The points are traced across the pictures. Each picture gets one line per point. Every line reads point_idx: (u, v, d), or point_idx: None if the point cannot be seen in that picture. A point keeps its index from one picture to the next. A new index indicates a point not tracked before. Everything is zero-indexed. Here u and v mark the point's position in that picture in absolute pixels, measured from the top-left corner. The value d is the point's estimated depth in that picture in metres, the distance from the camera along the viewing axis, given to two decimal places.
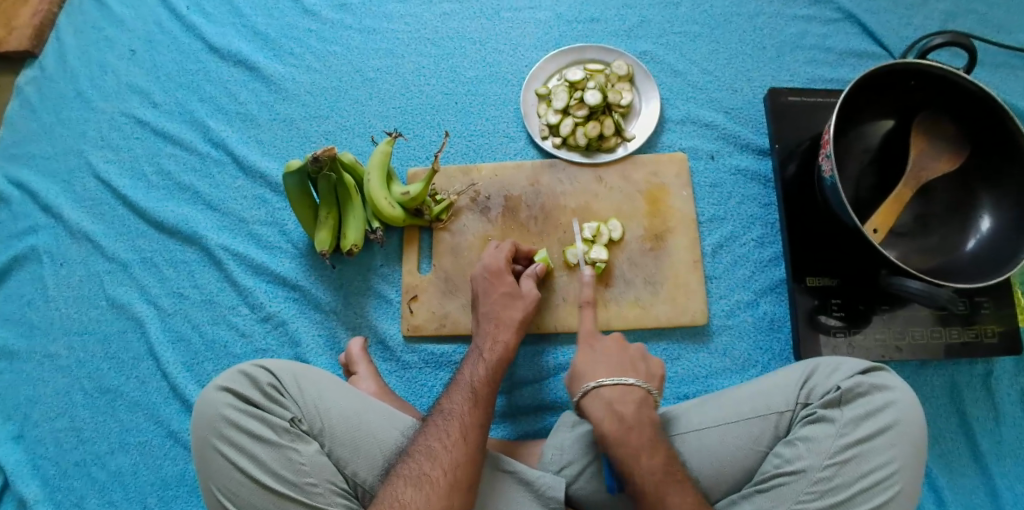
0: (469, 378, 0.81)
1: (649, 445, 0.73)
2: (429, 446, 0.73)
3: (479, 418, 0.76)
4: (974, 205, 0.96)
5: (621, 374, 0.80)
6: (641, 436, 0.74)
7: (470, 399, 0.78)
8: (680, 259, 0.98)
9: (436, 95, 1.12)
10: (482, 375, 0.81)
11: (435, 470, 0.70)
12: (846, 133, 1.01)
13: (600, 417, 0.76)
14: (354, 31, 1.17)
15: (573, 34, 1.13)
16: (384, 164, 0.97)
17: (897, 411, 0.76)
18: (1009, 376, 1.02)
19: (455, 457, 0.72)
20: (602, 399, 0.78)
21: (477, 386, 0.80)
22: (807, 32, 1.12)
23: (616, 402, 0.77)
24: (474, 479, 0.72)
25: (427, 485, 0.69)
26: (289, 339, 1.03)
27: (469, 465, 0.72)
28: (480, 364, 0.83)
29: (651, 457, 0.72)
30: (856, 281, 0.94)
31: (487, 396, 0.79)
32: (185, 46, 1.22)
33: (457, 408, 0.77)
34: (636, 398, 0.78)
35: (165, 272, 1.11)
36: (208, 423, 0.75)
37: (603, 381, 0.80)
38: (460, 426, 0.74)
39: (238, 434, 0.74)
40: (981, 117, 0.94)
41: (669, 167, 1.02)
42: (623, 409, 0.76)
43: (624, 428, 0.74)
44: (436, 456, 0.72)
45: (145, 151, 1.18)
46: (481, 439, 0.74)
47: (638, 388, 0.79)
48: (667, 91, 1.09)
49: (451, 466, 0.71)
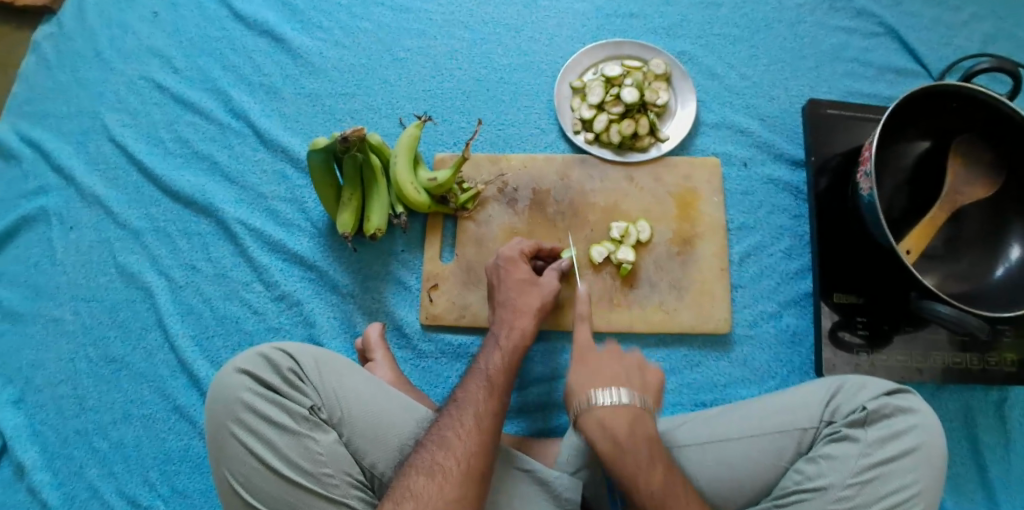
0: (484, 367, 0.78)
1: (647, 464, 0.70)
2: (442, 434, 0.71)
3: (495, 406, 0.73)
4: (1005, 234, 0.96)
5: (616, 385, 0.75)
6: (636, 456, 0.71)
7: (484, 388, 0.75)
8: (706, 266, 0.97)
9: (467, 80, 1.09)
10: (498, 365, 0.78)
11: (447, 459, 0.68)
12: (883, 151, 1.00)
13: (581, 419, 0.74)
14: (386, 8, 1.15)
15: (611, 28, 1.11)
16: (412, 148, 0.95)
17: (921, 434, 0.76)
18: (1023, 404, 1.02)
19: (468, 445, 0.69)
20: (593, 418, 0.73)
21: (494, 373, 0.76)
22: (848, 44, 1.10)
23: (607, 420, 0.73)
24: (488, 465, 0.69)
25: (439, 475, 0.67)
26: (304, 320, 1.01)
27: (487, 448, 0.70)
28: (495, 353, 0.79)
29: (649, 478, 0.70)
30: (882, 301, 0.94)
31: (502, 384, 0.76)
32: (210, 11, 1.19)
33: (472, 396, 0.74)
34: (626, 420, 0.73)
35: (178, 243, 1.08)
36: (226, 406, 0.73)
37: (595, 398, 0.74)
38: (474, 415, 0.72)
39: (256, 419, 0.73)
40: (1019, 145, 0.94)
41: (701, 172, 1.01)
42: (616, 429, 0.72)
43: (620, 447, 0.71)
44: (449, 445, 0.69)
45: (163, 116, 1.15)
46: (496, 431, 0.72)
47: (631, 406, 0.73)
48: (703, 93, 1.07)
49: (464, 456, 0.69)
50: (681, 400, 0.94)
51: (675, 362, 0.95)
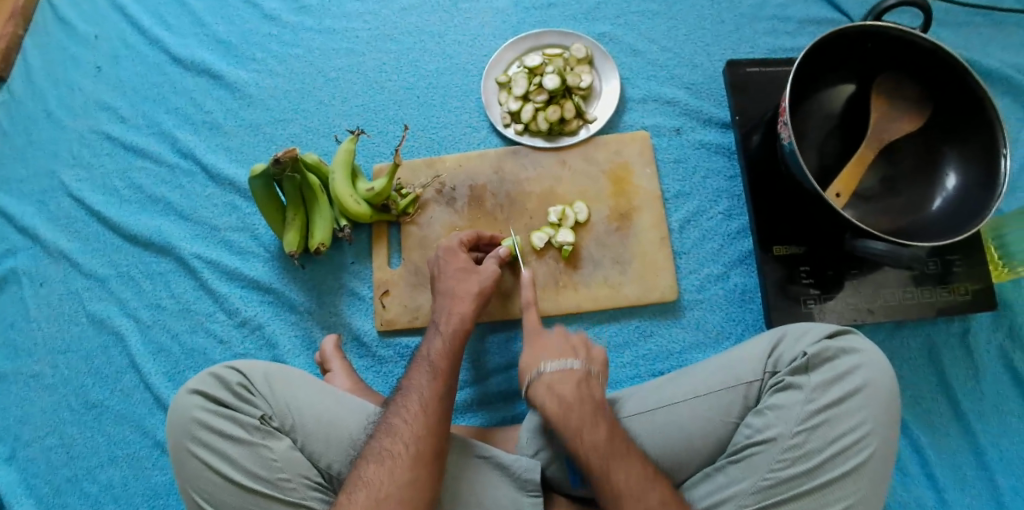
0: (427, 354, 0.80)
1: (590, 421, 0.73)
2: (390, 422, 0.72)
3: (439, 388, 0.75)
4: (939, 163, 0.96)
5: (563, 358, 0.79)
6: (582, 413, 0.74)
7: (429, 373, 0.77)
8: (647, 238, 0.98)
9: (398, 90, 1.12)
10: (441, 350, 0.80)
11: (395, 445, 0.70)
12: (806, 102, 1.00)
13: (544, 405, 0.76)
14: (314, 32, 1.18)
15: (531, 20, 1.13)
16: (348, 162, 0.98)
17: (866, 373, 0.77)
18: (987, 332, 1.02)
19: (416, 429, 0.71)
20: (543, 384, 0.77)
21: (437, 360, 0.78)
22: (765, 3, 1.12)
23: (557, 385, 0.77)
24: (441, 442, 0.72)
25: (389, 460, 0.69)
26: (266, 342, 1.04)
27: (439, 426, 0.72)
28: (438, 338, 0.82)
29: (593, 433, 0.72)
30: (823, 247, 0.94)
31: (446, 368, 0.77)
32: (149, 59, 1.23)
33: (416, 384, 0.76)
34: (558, 378, 0.77)
35: (142, 285, 1.12)
36: (182, 426, 0.78)
37: (544, 367, 0.79)
38: (419, 399, 0.74)
39: (209, 434, 0.77)
40: (939, 75, 0.94)
41: (631, 146, 1.02)
42: (563, 390, 0.76)
43: (567, 408, 0.75)
44: (396, 430, 0.71)
45: (116, 166, 1.19)
46: (443, 411, 0.73)
47: (576, 371, 0.78)
48: (627, 70, 1.09)
49: (412, 439, 0.70)
50: (638, 372, 0.95)
51: (628, 335, 0.97)
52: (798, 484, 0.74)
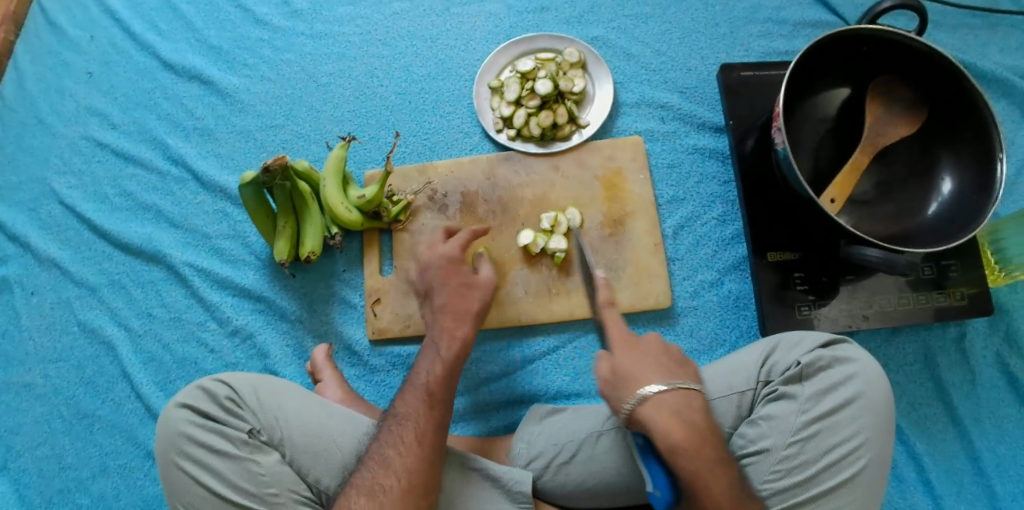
0: (424, 378, 0.79)
1: (716, 456, 0.69)
2: (384, 453, 0.72)
3: (435, 416, 0.75)
4: (934, 168, 0.95)
5: (675, 377, 0.73)
6: (706, 444, 0.69)
7: (424, 401, 0.76)
8: (641, 244, 0.97)
9: (389, 95, 1.11)
10: (437, 375, 0.79)
11: (387, 478, 0.70)
12: (801, 105, 0.99)
13: (660, 430, 0.69)
14: (305, 37, 1.17)
15: (524, 24, 1.12)
16: (339, 170, 0.97)
17: (861, 384, 0.76)
18: (983, 337, 1.02)
19: (407, 462, 0.71)
20: (665, 407, 0.70)
21: (429, 385, 0.78)
22: (760, 5, 1.11)
23: (683, 410, 0.70)
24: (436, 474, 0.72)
25: (380, 495, 0.69)
26: (258, 351, 1.03)
27: (433, 458, 0.72)
28: (435, 364, 0.81)
29: (717, 469, 0.69)
30: (818, 253, 0.94)
31: (441, 394, 0.77)
32: (141, 65, 1.21)
33: (412, 411, 0.75)
34: (676, 402, 0.71)
35: (133, 293, 1.11)
36: (170, 440, 0.79)
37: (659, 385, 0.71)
38: (414, 429, 0.74)
39: (197, 449, 0.78)
40: (934, 78, 0.93)
41: (624, 151, 1.01)
42: (693, 417, 0.70)
43: (700, 438, 0.69)
44: (389, 463, 0.71)
45: (107, 173, 1.18)
46: (437, 444, 0.73)
47: (693, 392, 0.72)
48: (620, 75, 1.08)
49: (404, 471, 0.71)
50: None
51: None
52: (790, 496, 0.73)
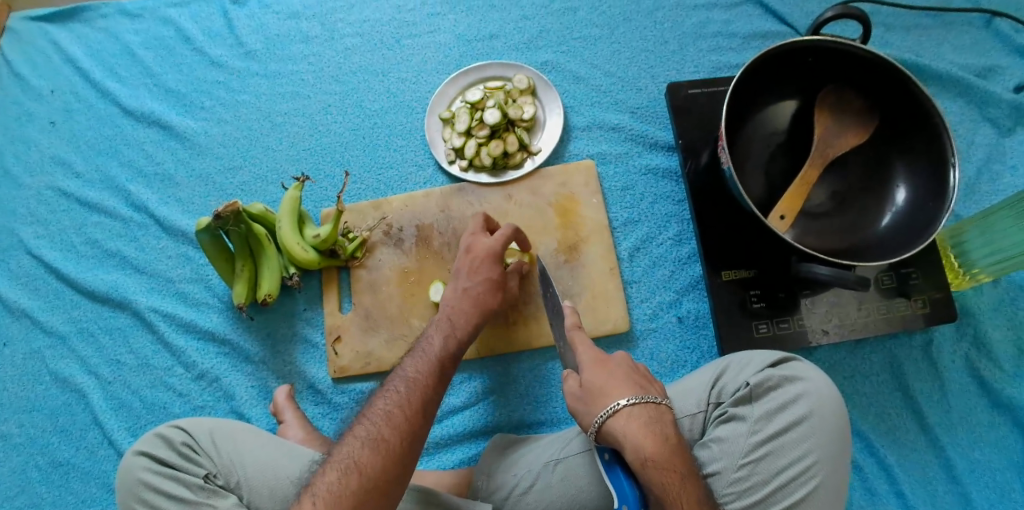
0: (413, 364, 0.78)
1: (685, 478, 0.68)
2: (366, 431, 0.70)
3: (420, 399, 0.74)
4: (889, 176, 0.92)
5: (647, 392, 0.72)
6: (677, 463, 0.68)
7: (412, 381, 0.75)
8: (596, 268, 0.97)
9: (344, 131, 1.12)
10: (427, 363, 0.78)
11: (364, 455, 0.68)
12: (749, 119, 0.96)
13: (635, 444, 0.68)
14: (260, 77, 1.18)
15: (473, 53, 1.13)
16: (294, 210, 0.98)
17: (810, 402, 0.75)
18: (950, 342, 1.01)
19: (385, 442, 0.69)
20: (637, 419, 0.69)
21: (417, 370, 0.77)
22: (708, 20, 1.11)
23: (657, 422, 0.70)
24: (412, 455, 0.70)
25: (355, 473, 0.67)
26: (224, 394, 1.03)
27: (412, 439, 0.70)
28: (425, 352, 0.80)
29: (686, 489, 0.67)
30: (773, 270, 0.93)
31: (429, 380, 0.76)
32: (102, 112, 1.22)
33: (400, 391, 0.74)
34: (649, 414, 0.70)
35: (102, 341, 1.11)
36: (129, 489, 0.78)
37: (631, 398, 0.70)
38: (400, 407, 0.72)
39: (155, 495, 0.78)
40: (884, 86, 0.91)
41: (577, 176, 1.01)
42: (666, 429, 0.69)
43: (673, 447, 0.68)
44: (371, 440, 0.69)
45: (72, 223, 1.17)
46: (419, 426, 0.71)
47: (661, 406, 0.71)
48: (571, 98, 1.08)
49: (382, 448, 0.68)
50: None
51: None
52: None
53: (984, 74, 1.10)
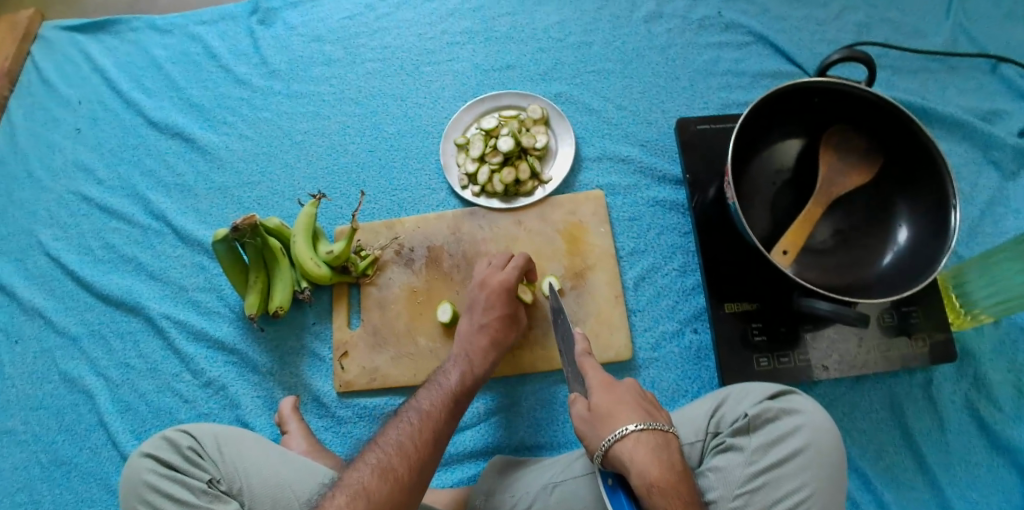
0: (427, 397, 0.81)
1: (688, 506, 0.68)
2: (377, 458, 0.72)
3: (431, 429, 0.76)
4: (891, 217, 0.94)
5: (653, 419, 0.73)
6: (681, 490, 0.68)
7: (425, 413, 0.78)
8: (601, 295, 0.99)
9: (360, 152, 1.15)
10: (441, 397, 0.81)
11: (375, 482, 0.69)
12: (755, 156, 0.97)
13: (643, 472, 0.68)
14: (282, 97, 1.22)
15: (490, 82, 1.17)
16: (309, 226, 1.01)
17: (807, 434, 0.76)
18: (951, 382, 1.01)
19: (394, 471, 0.70)
20: (643, 444, 0.70)
21: (430, 404, 0.80)
22: (719, 58, 1.14)
23: (662, 449, 0.70)
24: (420, 483, 0.72)
25: (363, 498, 0.68)
26: (230, 402, 1.05)
27: (421, 468, 0.72)
28: (441, 387, 0.83)
29: None
30: (775, 304, 0.94)
31: (442, 413, 0.79)
32: (127, 122, 1.26)
33: (413, 422, 0.76)
34: (655, 440, 0.71)
35: (113, 343, 1.12)
36: (134, 489, 0.80)
37: (637, 424, 0.71)
38: (411, 438, 0.74)
39: (158, 497, 0.79)
40: (887, 128, 0.92)
41: (586, 205, 1.04)
42: (672, 456, 0.70)
43: (677, 475, 0.69)
44: (381, 467, 0.71)
45: (91, 227, 1.20)
46: (427, 455, 0.74)
47: (666, 434, 0.72)
48: (583, 129, 1.11)
49: (392, 476, 0.70)
50: None
51: None
52: None
53: (988, 118, 1.13)
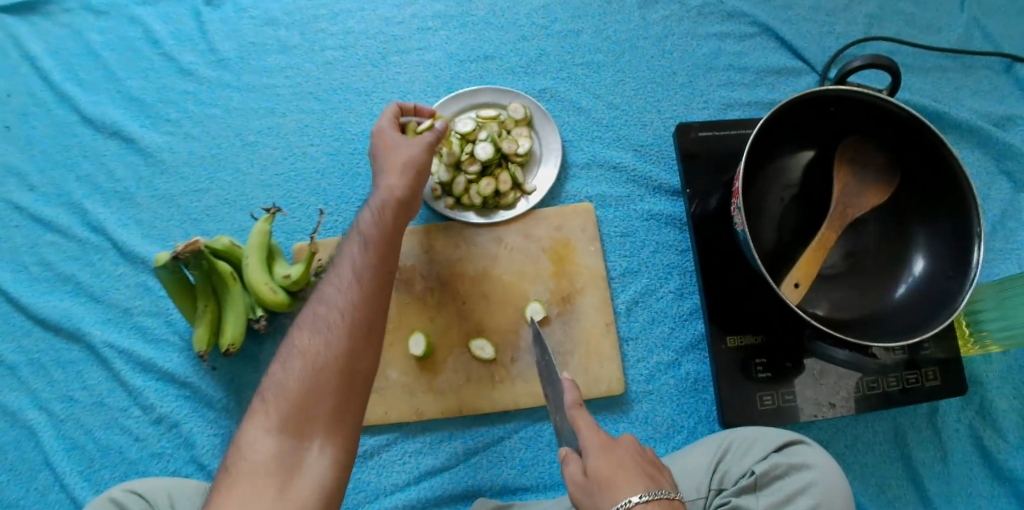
0: (358, 230, 0.74)
1: None
2: (312, 317, 0.69)
3: (363, 272, 0.71)
4: (907, 242, 0.85)
5: (656, 486, 0.66)
6: None
7: (357, 248, 0.72)
8: (590, 323, 0.90)
9: (321, 156, 1.03)
10: (369, 225, 0.74)
11: (309, 346, 0.68)
12: (761, 170, 0.87)
13: None
14: (232, 90, 1.08)
15: (465, 75, 1.04)
16: (263, 245, 0.89)
17: (819, 494, 0.70)
18: (957, 410, 0.95)
19: (325, 324, 0.68)
20: None
21: (360, 242, 0.73)
22: (720, 51, 1.03)
23: None
24: (369, 332, 0.69)
25: (299, 361, 0.67)
26: (184, 441, 0.96)
27: (362, 314, 0.69)
28: (369, 215, 0.75)
29: None
30: (780, 336, 0.86)
31: (374, 247, 0.72)
32: (60, 118, 1.10)
33: (345, 264, 0.72)
34: None
35: (54, 374, 1.01)
36: None
37: (640, 495, 0.63)
38: (341, 290, 0.70)
39: None
40: (908, 145, 0.82)
41: (573, 219, 0.94)
42: None
43: None
44: (314, 330, 0.68)
45: (23, 240, 1.06)
46: (369, 303, 0.69)
47: (670, 502, 0.65)
48: (570, 131, 1.00)
49: (327, 331, 0.68)
50: None
51: None
52: None
53: (1002, 124, 1.03)
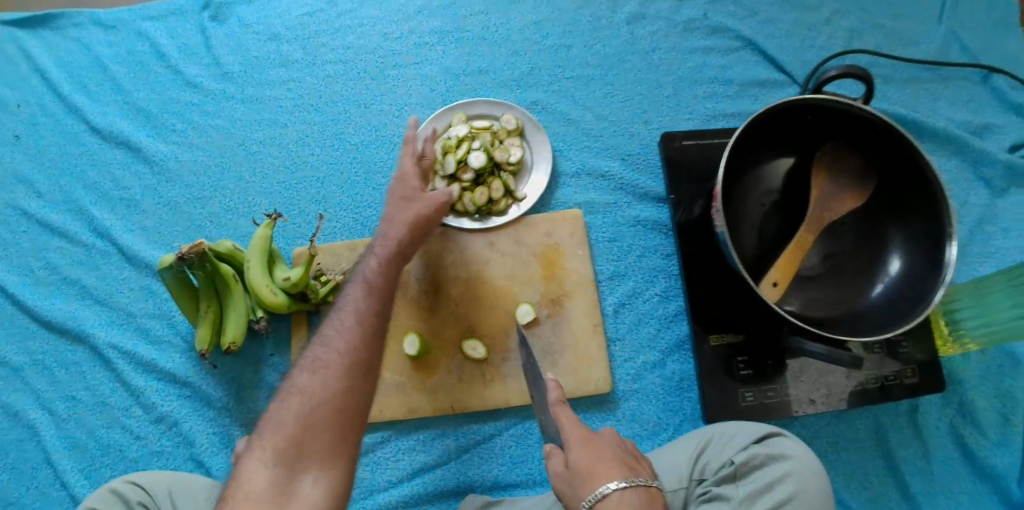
0: (362, 273, 0.80)
1: None
2: (314, 355, 0.73)
3: (364, 312, 0.75)
4: (883, 245, 0.89)
5: (635, 473, 0.69)
6: None
7: (361, 290, 0.77)
8: (578, 325, 0.94)
9: (320, 165, 1.08)
10: (373, 269, 0.80)
11: (310, 381, 0.71)
12: (742, 177, 0.92)
13: None
14: (236, 101, 1.12)
15: (460, 88, 1.09)
16: (264, 250, 0.92)
17: (795, 483, 0.72)
18: (937, 409, 0.98)
19: (325, 363, 0.72)
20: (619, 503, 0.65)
21: (362, 287, 0.78)
22: (704, 65, 1.08)
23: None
24: (369, 367, 0.73)
25: (299, 397, 0.70)
26: (184, 440, 0.99)
27: (363, 351, 0.73)
28: (373, 259, 0.81)
29: None
30: (762, 336, 0.90)
31: (379, 291, 0.78)
32: (68, 128, 1.14)
33: (350, 301, 0.77)
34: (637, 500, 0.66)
35: (58, 375, 1.03)
36: None
37: (616, 483, 0.66)
38: (344, 329, 0.74)
39: None
40: (882, 152, 0.87)
41: (563, 226, 0.98)
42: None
43: None
44: (315, 366, 0.72)
45: (31, 245, 1.09)
46: (368, 342, 0.74)
47: (647, 488, 0.68)
48: (561, 142, 1.04)
49: (328, 369, 0.71)
50: None
51: None
52: None
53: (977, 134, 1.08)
